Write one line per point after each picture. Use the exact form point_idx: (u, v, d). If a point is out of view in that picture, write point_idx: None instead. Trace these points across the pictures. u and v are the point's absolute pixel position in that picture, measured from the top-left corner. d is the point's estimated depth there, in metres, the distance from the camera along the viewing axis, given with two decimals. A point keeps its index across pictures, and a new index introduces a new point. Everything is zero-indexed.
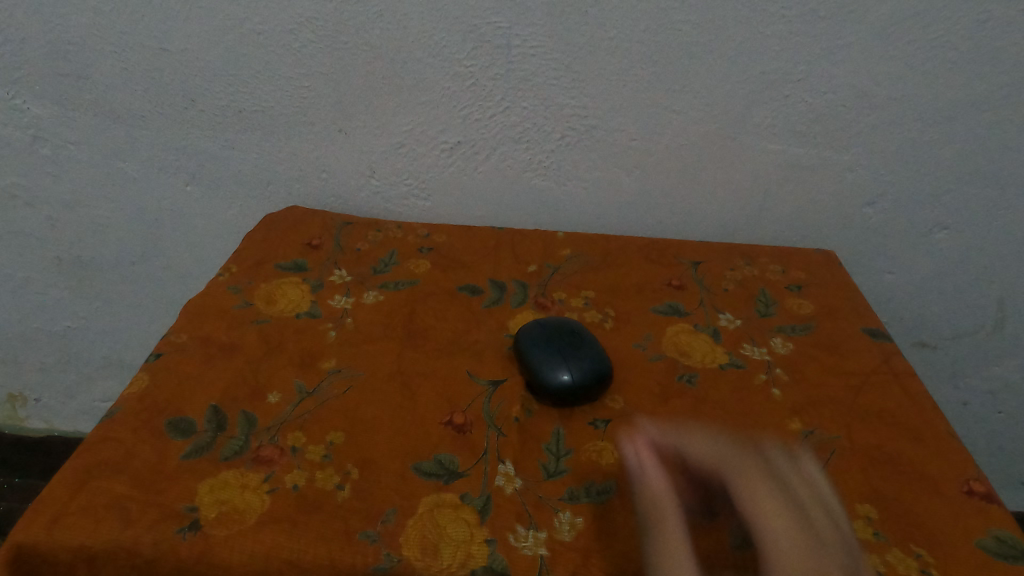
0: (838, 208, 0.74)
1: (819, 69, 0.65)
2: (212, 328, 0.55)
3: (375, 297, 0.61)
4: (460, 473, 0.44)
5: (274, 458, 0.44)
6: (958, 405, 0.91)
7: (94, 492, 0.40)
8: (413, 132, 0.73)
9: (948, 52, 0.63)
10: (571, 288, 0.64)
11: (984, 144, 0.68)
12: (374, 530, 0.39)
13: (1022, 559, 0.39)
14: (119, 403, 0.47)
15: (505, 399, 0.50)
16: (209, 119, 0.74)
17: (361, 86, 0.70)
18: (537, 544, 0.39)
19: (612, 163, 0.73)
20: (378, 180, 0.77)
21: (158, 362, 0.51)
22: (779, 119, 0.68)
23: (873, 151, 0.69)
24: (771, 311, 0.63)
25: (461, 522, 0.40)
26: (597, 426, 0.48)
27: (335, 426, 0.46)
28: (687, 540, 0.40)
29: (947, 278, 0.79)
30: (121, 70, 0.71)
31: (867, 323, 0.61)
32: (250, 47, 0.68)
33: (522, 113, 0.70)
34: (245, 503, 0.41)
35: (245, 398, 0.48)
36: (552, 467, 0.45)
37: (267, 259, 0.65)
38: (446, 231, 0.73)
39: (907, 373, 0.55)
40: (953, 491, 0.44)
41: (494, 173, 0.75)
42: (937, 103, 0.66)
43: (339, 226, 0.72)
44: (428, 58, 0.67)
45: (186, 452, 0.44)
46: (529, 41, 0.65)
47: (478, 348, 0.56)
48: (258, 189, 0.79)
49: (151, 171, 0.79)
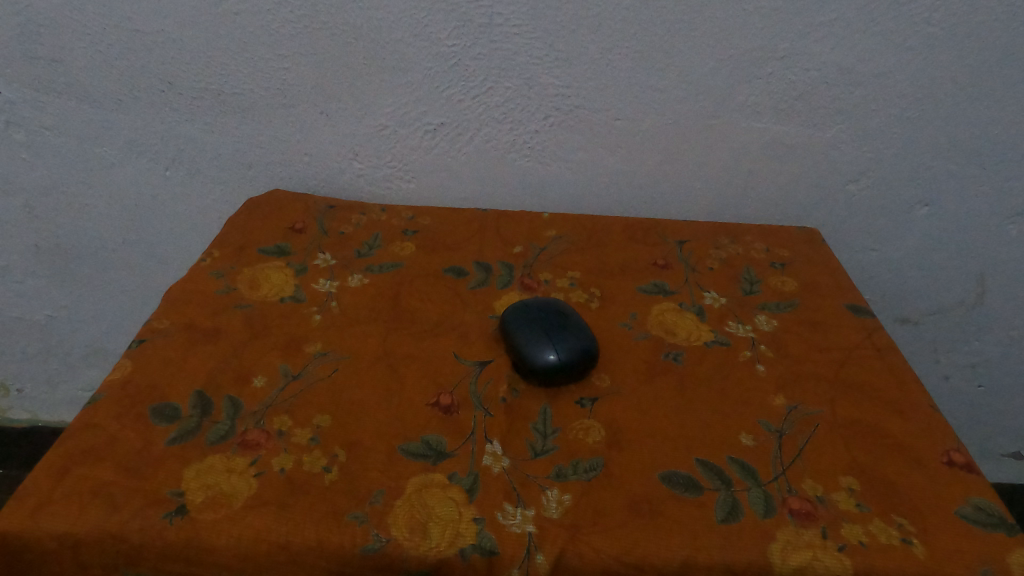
0: (822, 186, 0.75)
1: (802, 45, 0.65)
2: (195, 313, 0.55)
3: (360, 280, 0.61)
4: (448, 453, 0.44)
5: (260, 442, 0.44)
6: (939, 379, 0.93)
7: (77, 479, 0.40)
8: (396, 114, 0.72)
9: (930, 28, 0.63)
10: (556, 269, 0.64)
11: (966, 120, 0.68)
12: (362, 511, 0.39)
13: (1000, 525, 0.40)
14: (102, 390, 0.47)
15: (492, 379, 0.50)
16: (187, 102, 0.72)
17: (342, 67, 0.69)
18: (525, 522, 0.39)
19: (597, 142, 0.73)
20: (361, 162, 0.76)
21: (140, 347, 0.51)
22: (762, 96, 0.68)
23: (856, 128, 0.70)
24: (756, 289, 0.63)
25: (449, 501, 0.41)
26: (583, 405, 0.49)
27: (322, 409, 0.46)
28: (674, 514, 0.40)
29: (929, 254, 0.80)
30: (95, 52, 0.69)
31: (851, 298, 0.62)
32: (228, 28, 0.67)
33: (504, 93, 0.70)
34: (231, 488, 0.40)
35: (229, 383, 0.48)
36: (539, 446, 0.45)
37: (249, 243, 0.65)
38: (430, 214, 0.73)
39: (888, 347, 0.56)
40: (932, 461, 0.45)
41: (478, 154, 0.75)
42: (919, 80, 0.66)
43: (322, 209, 0.71)
44: (410, 38, 0.66)
45: (170, 438, 0.43)
46: (511, 20, 0.65)
47: (464, 329, 0.55)
48: (239, 173, 0.78)
49: (128, 155, 0.78)
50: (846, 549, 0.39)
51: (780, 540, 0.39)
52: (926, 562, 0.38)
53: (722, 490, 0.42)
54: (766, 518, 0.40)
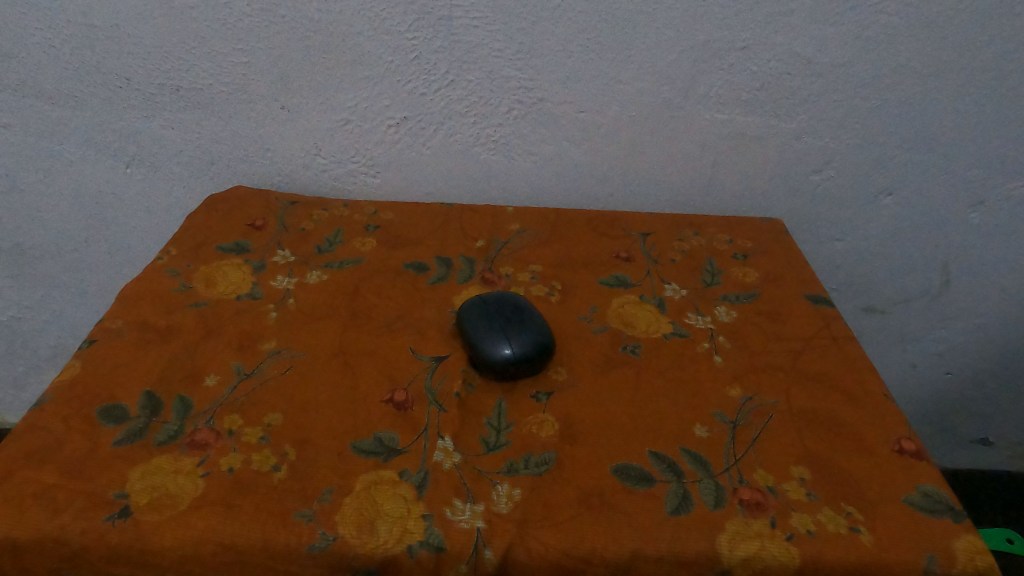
0: (786, 176, 0.75)
1: (762, 36, 0.64)
2: (148, 312, 0.54)
3: (319, 276, 0.60)
4: (400, 450, 0.44)
5: (209, 442, 0.43)
6: (906, 367, 0.94)
7: (19, 483, 0.39)
8: (358, 109, 0.71)
9: (887, 18, 0.63)
10: (519, 263, 0.64)
11: (926, 110, 0.69)
12: (310, 509, 0.39)
13: (946, 511, 0.41)
14: (48, 391, 0.46)
15: (447, 374, 0.50)
16: (145, 98, 0.71)
17: (302, 61, 0.68)
18: (475, 517, 0.39)
19: (560, 135, 0.73)
20: (324, 157, 0.76)
21: (90, 348, 0.50)
22: (724, 87, 0.68)
23: (817, 120, 0.70)
24: (717, 280, 0.63)
25: (399, 498, 0.40)
26: (539, 399, 0.48)
27: (274, 408, 0.46)
28: (624, 506, 0.40)
29: (893, 244, 0.80)
30: (48, 48, 0.68)
31: (810, 289, 0.62)
32: (184, 22, 0.66)
33: (467, 87, 0.69)
34: (177, 488, 0.40)
35: (181, 383, 0.48)
36: (492, 441, 0.45)
37: (207, 241, 0.64)
38: (393, 208, 0.72)
39: (845, 336, 0.56)
40: (884, 450, 0.45)
41: (442, 148, 0.74)
42: (879, 70, 0.66)
43: (283, 206, 0.71)
44: (369, 32, 0.66)
45: (117, 439, 0.43)
46: (470, 12, 0.64)
47: (422, 325, 0.55)
48: (201, 170, 0.78)
49: (87, 153, 0.77)
50: (794, 538, 0.39)
51: (729, 531, 0.39)
52: (872, 550, 0.38)
53: (673, 482, 0.42)
54: (715, 509, 0.41)
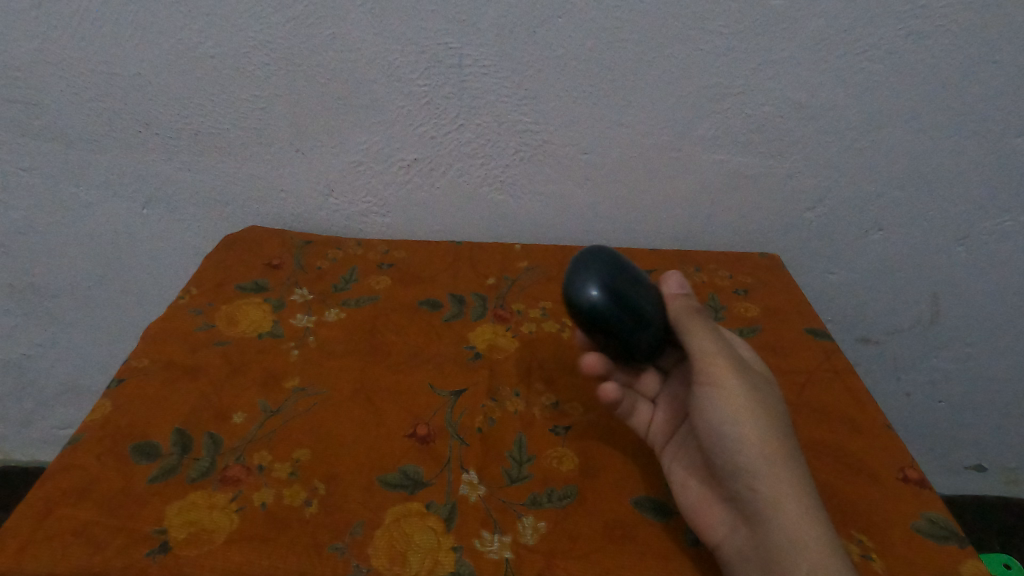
0: (781, 214, 0.78)
1: (756, 82, 0.68)
2: (174, 351, 0.56)
3: (337, 314, 0.62)
4: (426, 483, 0.45)
5: (241, 477, 0.45)
6: (900, 396, 0.96)
7: (59, 520, 0.41)
8: (370, 151, 0.74)
9: (874, 66, 0.67)
10: (529, 299, 0.66)
11: (912, 150, 0.72)
12: (343, 543, 0.41)
13: (952, 538, 0.43)
14: (81, 430, 0.47)
15: (467, 409, 0.52)
16: (164, 142, 0.74)
17: (317, 107, 0.71)
18: (503, 548, 0.41)
19: (566, 176, 0.76)
20: (337, 198, 0.78)
21: (120, 387, 0.51)
22: (721, 131, 0.72)
23: (810, 160, 0.74)
24: (720, 315, 0.66)
25: (428, 530, 0.42)
26: (557, 432, 0.50)
27: (301, 444, 0.47)
28: (645, 538, 0.42)
29: (883, 277, 0.84)
30: (72, 95, 0.70)
31: (810, 323, 0.64)
32: (204, 69, 0.68)
33: (475, 130, 0.72)
34: (212, 523, 0.41)
35: (209, 420, 0.49)
36: (515, 473, 0.46)
37: (226, 281, 0.66)
38: (405, 247, 0.74)
39: (845, 368, 0.58)
40: (889, 478, 0.47)
41: (450, 189, 0.77)
42: (867, 113, 0.70)
43: (298, 245, 0.73)
44: (383, 79, 0.69)
45: (151, 476, 0.44)
46: (479, 61, 0.67)
47: (440, 361, 0.57)
48: (216, 210, 0.80)
49: (104, 194, 0.79)
50: None
51: None
52: None
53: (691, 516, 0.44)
54: None
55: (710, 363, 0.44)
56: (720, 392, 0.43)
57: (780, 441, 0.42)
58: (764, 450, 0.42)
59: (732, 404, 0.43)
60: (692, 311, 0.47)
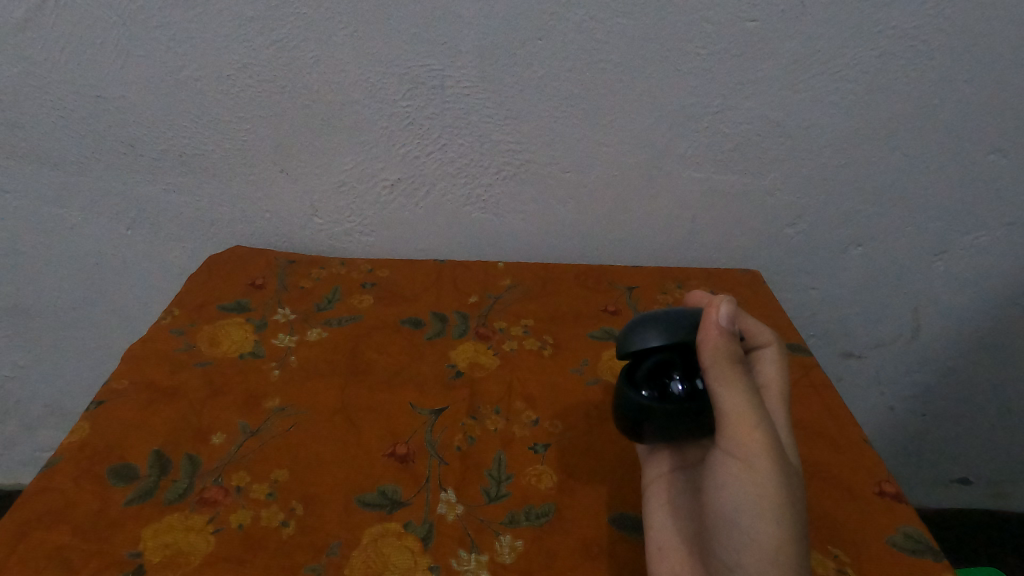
0: (761, 230, 0.79)
1: (733, 102, 0.69)
2: (155, 372, 0.56)
3: (319, 333, 0.62)
4: (403, 503, 0.45)
5: (218, 499, 0.45)
6: (884, 410, 0.97)
7: (33, 545, 0.40)
8: (354, 170, 0.75)
9: (848, 85, 0.68)
10: (511, 317, 0.67)
11: (887, 168, 0.74)
12: (319, 563, 0.41)
13: (927, 551, 0.43)
14: (58, 453, 0.47)
15: (447, 428, 0.52)
16: (149, 163, 0.74)
17: (301, 128, 0.72)
18: (479, 567, 0.41)
19: (548, 194, 0.77)
20: (321, 218, 0.79)
21: (99, 409, 0.51)
22: (700, 149, 0.73)
23: (788, 176, 0.75)
24: None
25: (405, 550, 0.42)
26: (537, 451, 0.50)
27: (280, 464, 0.47)
28: (621, 555, 0.42)
29: (863, 292, 0.85)
30: (57, 118, 0.71)
31: (789, 339, 0.65)
32: (189, 92, 0.69)
33: (458, 150, 0.73)
34: (188, 546, 0.41)
35: (188, 441, 0.49)
36: (493, 492, 0.47)
37: (209, 301, 0.66)
38: (388, 266, 0.75)
39: (823, 384, 0.59)
40: (866, 492, 0.48)
41: (435, 208, 0.78)
42: (843, 131, 0.71)
43: (282, 264, 0.73)
44: (365, 100, 0.69)
45: (128, 498, 0.44)
46: (460, 82, 0.68)
47: (420, 380, 0.57)
48: (201, 230, 0.80)
49: (88, 216, 0.79)
50: None
51: None
52: None
53: None
54: None
55: (746, 436, 0.37)
56: (745, 474, 0.37)
57: (798, 539, 0.36)
58: (780, 552, 0.36)
59: (755, 490, 0.37)
60: (731, 356, 0.39)
